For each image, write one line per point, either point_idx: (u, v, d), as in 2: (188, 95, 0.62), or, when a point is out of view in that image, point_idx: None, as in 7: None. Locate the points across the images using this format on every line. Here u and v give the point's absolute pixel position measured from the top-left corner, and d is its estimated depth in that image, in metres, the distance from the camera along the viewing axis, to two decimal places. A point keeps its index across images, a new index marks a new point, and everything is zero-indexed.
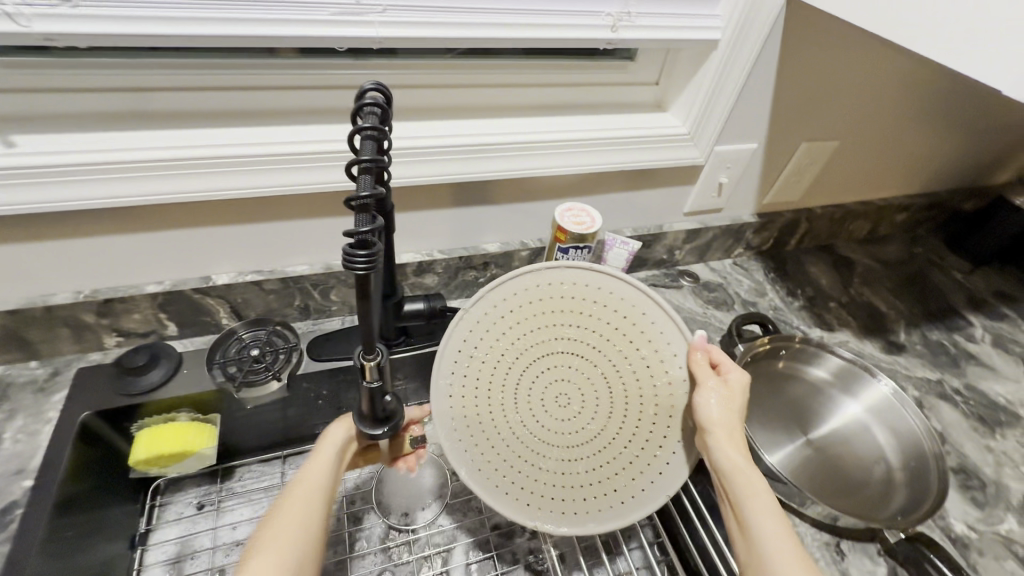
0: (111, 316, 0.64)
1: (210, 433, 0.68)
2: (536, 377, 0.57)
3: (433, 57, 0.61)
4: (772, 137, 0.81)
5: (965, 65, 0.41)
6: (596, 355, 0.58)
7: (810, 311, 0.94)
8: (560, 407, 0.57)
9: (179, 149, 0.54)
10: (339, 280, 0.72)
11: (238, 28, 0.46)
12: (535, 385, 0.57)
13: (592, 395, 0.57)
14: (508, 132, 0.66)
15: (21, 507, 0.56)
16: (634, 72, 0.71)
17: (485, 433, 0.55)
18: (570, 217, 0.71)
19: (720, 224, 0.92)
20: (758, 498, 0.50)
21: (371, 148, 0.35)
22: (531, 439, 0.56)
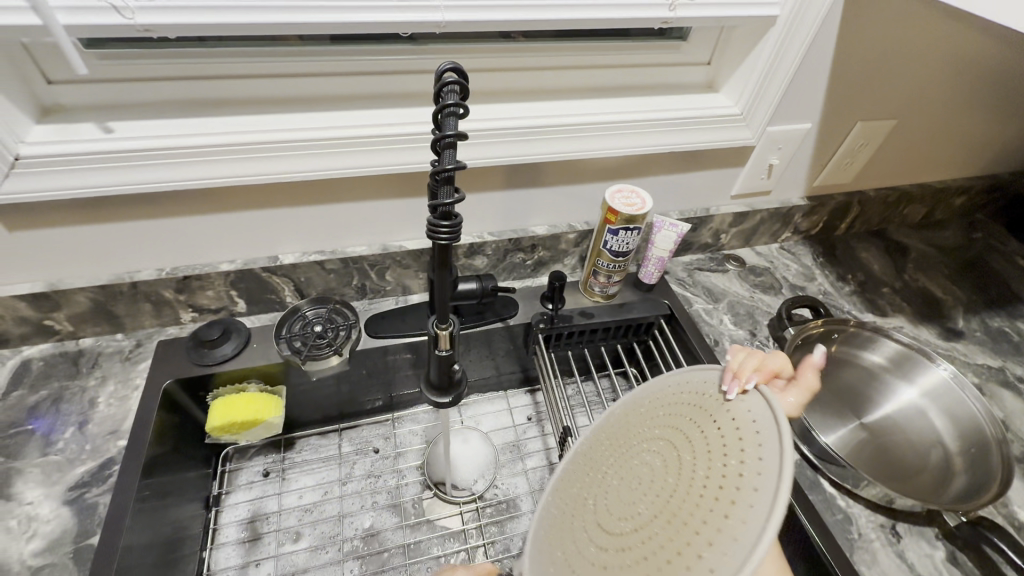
0: (188, 292, 0.69)
1: (278, 402, 0.72)
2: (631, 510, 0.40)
3: (490, 41, 0.63)
4: (827, 115, 0.79)
5: None
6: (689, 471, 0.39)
7: (862, 297, 0.92)
8: (638, 497, 0.41)
9: (256, 133, 0.57)
10: (395, 261, 0.75)
11: (315, 15, 0.49)
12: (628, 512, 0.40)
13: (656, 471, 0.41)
14: (561, 113, 0.67)
15: (117, 464, 0.61)
16: (686, 52, 0.71)
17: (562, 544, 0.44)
18: (621, 199, 0.72)
19: (768, 207, 0.91)
20: None
21: (452, 125, 0.37)
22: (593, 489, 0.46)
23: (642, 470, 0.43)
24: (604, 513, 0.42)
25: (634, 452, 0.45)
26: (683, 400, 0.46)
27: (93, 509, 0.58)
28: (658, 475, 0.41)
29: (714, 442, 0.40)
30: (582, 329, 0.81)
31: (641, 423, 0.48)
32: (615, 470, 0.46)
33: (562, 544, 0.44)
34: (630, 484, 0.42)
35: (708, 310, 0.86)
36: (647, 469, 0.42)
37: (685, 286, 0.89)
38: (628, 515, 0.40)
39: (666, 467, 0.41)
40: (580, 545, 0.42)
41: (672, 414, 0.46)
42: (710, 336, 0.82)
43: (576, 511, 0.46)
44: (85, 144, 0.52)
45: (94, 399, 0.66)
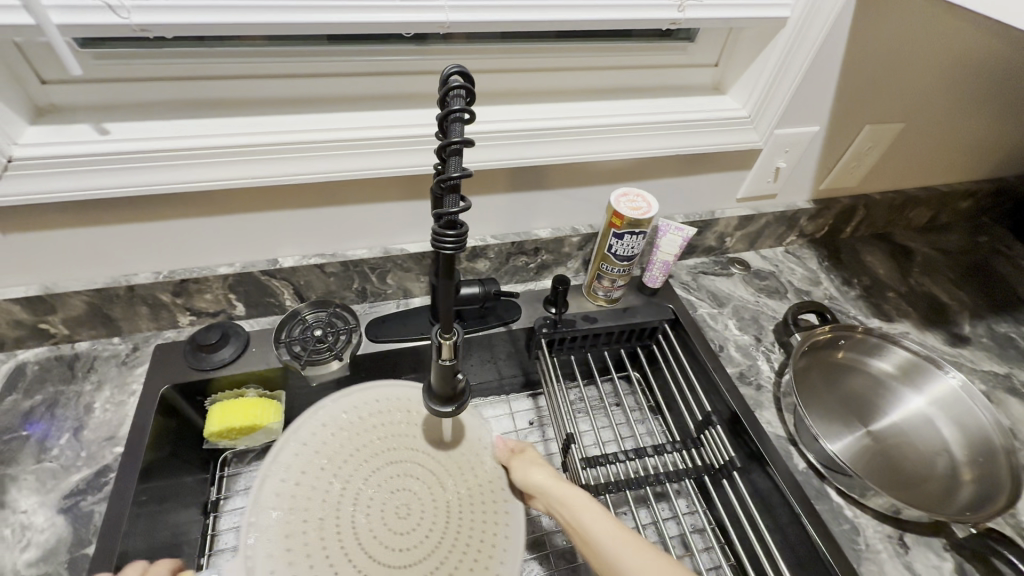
0: (186, 296, 0.68)
1: (277, 408, 0.71)
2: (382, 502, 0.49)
3: (494, 42, 0.62)
4: (834, 118, 0.78)
5: None
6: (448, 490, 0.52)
7: (867, 301, 0.91)
8: (403, 516, 0.49)
9: (255, 134, 0.56)
10: (396, 264, 0.74)
11: (317, 16, 0.48)
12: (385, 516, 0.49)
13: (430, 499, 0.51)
14: (565, 115, 0.66)
15: (114, 471, 0.60)
16: (694, 54, 0.70)
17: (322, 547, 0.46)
18: (626, 203, 0.70)
19: (774, 211, 0.90)
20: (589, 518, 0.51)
21: (458, 131, 0.36)
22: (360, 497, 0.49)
23: (401, 491, 0.50)
24: (371, 528, 0.48)
25: (394, 449, 0.52)
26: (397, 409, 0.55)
27: (90, 517, 0.57)
28: (414, 504, 0.50)
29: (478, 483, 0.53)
30: (585, 334, 0.80)
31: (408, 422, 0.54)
32: (376, 461, 0.51)
33: (309, 534, 0.46)
34: (399, 502, 0.50)
35: (713, 315, 0.85)
36: (407, 498, 0.50)
37: (690, 289, 0.88)
38: (387, 522, 0.48)
39: (425, 493, 0.51)
40: (318, 562, 0.45)
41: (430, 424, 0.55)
42: (715, 341, 0.81)
43: (337, 505, 0.48)
44: (79, 146, 0.51)
45: (91, 404, 0.65)
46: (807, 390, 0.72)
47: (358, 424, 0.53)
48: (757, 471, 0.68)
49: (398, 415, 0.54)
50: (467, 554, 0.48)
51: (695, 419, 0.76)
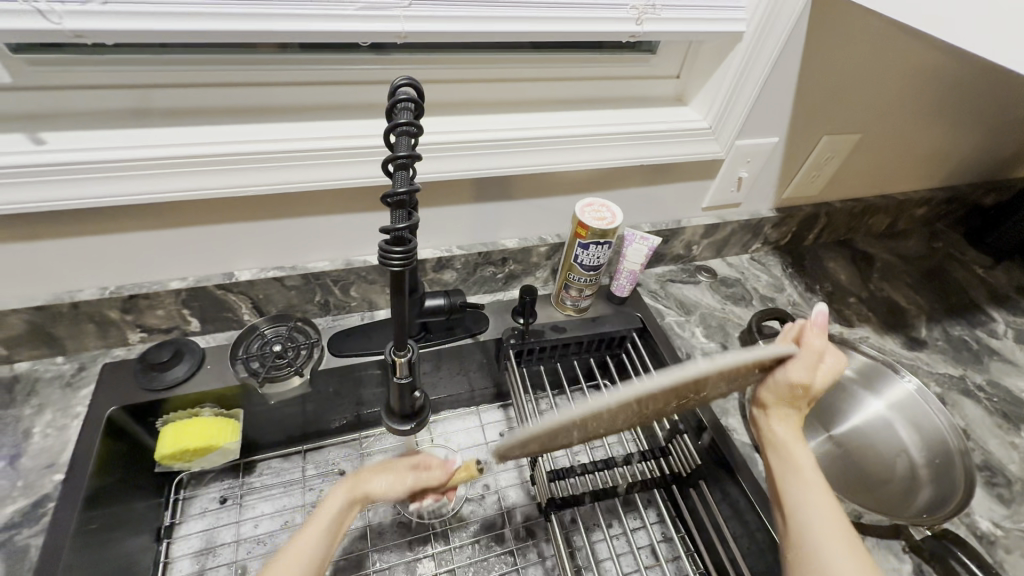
0: (136, 312, 0.65)
1: (234, 427, 0.69)
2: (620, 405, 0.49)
3: (455, 52, 0.61)
4: (793, 129, 0.80)
5: (994, 51, 0.40)
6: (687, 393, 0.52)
7: (829, 307, 0.93)
8: (616, 412, 0.50)
9: (204, 144, 0.53)
10: (360, 276, 0.72)
11: (266, 24, 0.46)
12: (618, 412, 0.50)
13: (674, 403, 0.50)
14: (528, 125, 0.66)
15: (52, 501, 0.57)
16: (656, 66, 0.70)
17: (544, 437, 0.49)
18: (591, 213, 0.70)
19: (738, 219, 0.91)
20: (810, 511, 0.52)
21: (406, 145, 0.35)
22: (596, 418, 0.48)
23: (633, 406, 0.50)
24: (587, 427, 0.51)
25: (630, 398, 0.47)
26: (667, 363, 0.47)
27: (24, 552, 0.53)
28: (670, 407, 0.53)
29: (700, 380, 0.52)
30: (553, 344, 0.79)
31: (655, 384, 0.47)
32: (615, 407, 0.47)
33: (527, 445, 0.50)
34: (633, 407, 0.49)
35: (680, 323, 0.85)
36: (641, 407, 0.53)
37: (658, 298, 0.88)
38: (597, 419, 0.50)
39: (655, 402, 0.53)
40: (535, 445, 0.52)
41: (650, 385, 0.47)
42: (682, 348, 0.82)
43: (563, 425, 0.47)
44: (11, 157, 0.48)
45: (30, 430, 0.61)
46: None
47: (616, 401, 0.46)
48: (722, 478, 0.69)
49: (640, 387, 0.47)
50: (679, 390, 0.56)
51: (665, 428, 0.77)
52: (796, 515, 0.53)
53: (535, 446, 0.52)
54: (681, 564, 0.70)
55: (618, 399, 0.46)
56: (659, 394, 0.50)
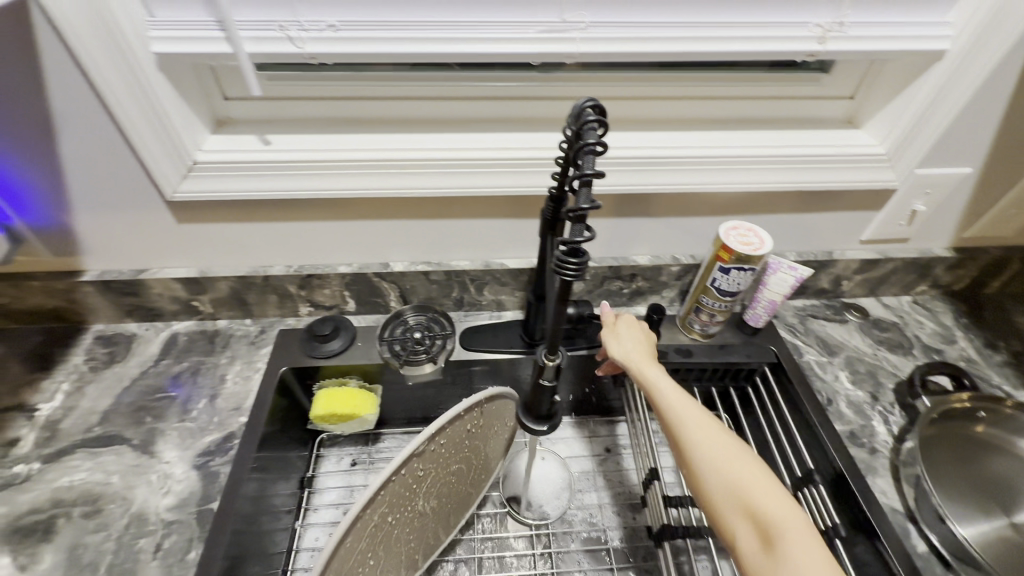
0: (309, 289, 0.76)
1: (373, 400, 0.76)
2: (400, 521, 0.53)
3: (616, 70, 0.63)
4: (992, 159, 0.69)
5: None
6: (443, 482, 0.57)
7: (1016, 369, 0.79)
8: (429, 507, 0.57)
9: (389, 150, 0.61)
10: (494, 277, 0.77)
11: (458, 46, 0.52)
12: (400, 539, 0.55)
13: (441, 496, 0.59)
14: (680, 144, 0.65)
15: (237, 438, 0.68)
16: (826, 85, 0.66)
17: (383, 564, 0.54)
18: (736, 236, 0.68)
19: (904, 256, 0.81)
20: (710, 439, 0.48)
21: (591, 164, 0.37)
22: (387, 532, 0.52)
23: (436, 494, 0.57)
24: (401, 529, 0.54)
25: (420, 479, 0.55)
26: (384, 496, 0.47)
27: (215, 476, 0.64)
28: (439, 499, 0.58)
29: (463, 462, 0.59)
30: (676, 366, 0.77)
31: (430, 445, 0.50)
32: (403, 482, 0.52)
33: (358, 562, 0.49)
34: (417, 515, 0.56)
35: (821, 363, 0.78)
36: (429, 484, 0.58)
37: (796, 333, 0.82)
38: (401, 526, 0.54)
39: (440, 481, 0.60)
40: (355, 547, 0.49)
41: (423, 465, 0.51)
42: (822, 392, 0.75)
43: (369, 547, 0.50)
44: (250, 155, 0.59)
45: (224, 376, 0.74)
46: (929, 459, 0.64)
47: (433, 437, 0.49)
48: (862, 546, 0.62)
49: (473, 417, 0.54)
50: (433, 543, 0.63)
51: (793, 475, 0.69)
52: (693, 450, 0.48)
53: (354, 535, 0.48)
54: None
55: (382, 505, 0.48)
56: (443, 479, 0.56)
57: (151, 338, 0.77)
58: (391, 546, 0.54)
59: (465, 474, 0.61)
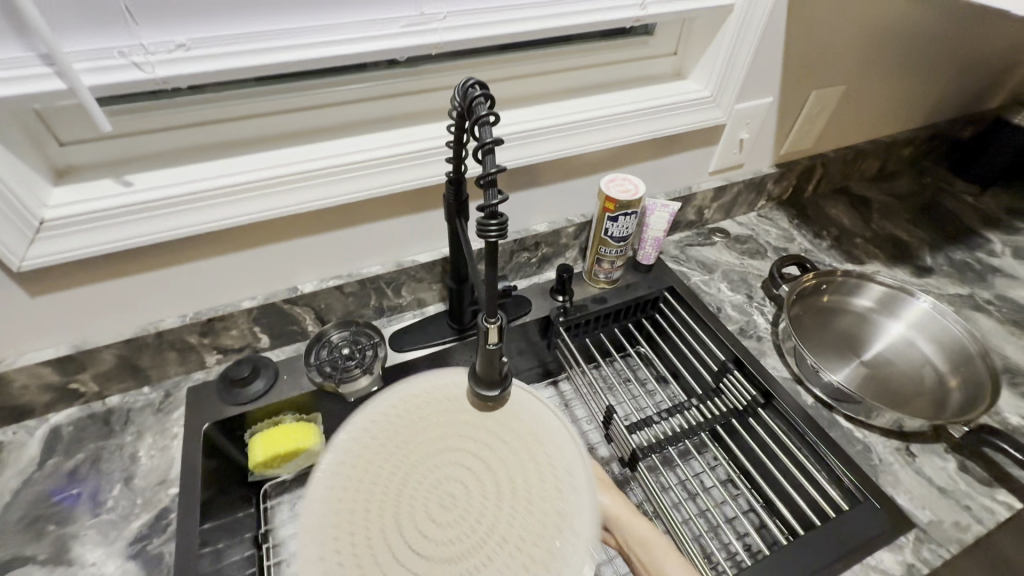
0: (213, 335, 0.70)
1: (315, 430, 0.73)
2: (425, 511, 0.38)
3: (477, 56, 0.67)
4: (784, 88, 0.87)
5: None
6: (489, 451, 0.42)
7: (838, 249, 1.00)
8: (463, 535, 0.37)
9: (272, 167, 0.59)
10: (409, 275, 0.78)
11: (325, 51, 0.52)
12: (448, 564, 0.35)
13: (487, 509, 0.38)
14: (550, 115, 0.72)
15: (172, 513, 0.61)
16: (654, 46, 0.77)
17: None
18: (616, 187, 0.76)
19: (742, 178, 0.98)
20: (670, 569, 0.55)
21: (489, 133, 0.40)
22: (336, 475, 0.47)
23: (462, 496, 0.39)
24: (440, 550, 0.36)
25: (421, 490, 0.39)
26: (430, 433, 0.43)
27: (158, 560, 0.57)
28: (492, 501, 0.39)
29: (518, 453, 0.42)
30: (596, 315, 0.86)
31: (415, 427, 0.43)
32: (402, 474, 0.40)
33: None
34: (468, 516, 0.38)
35: (705, 281, 0.91)
36: (448, 496, 0.39)
37: (680, 262, 0.95)
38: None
39: (475, 491, 0.39)
40: (342, 525, 0.37)
41: (421, 418, 0.44)
42: (711, 303, 0.88)
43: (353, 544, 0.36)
44: (107, 201, 0.53)
45: (135, 454, 0.65)
46: (799, 331, 0.80)
47: (392, 415, 0.44)
48: (774, 412, 0.74)
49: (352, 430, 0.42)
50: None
51: (712, 370, 0.80)
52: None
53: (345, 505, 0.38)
54: (743, 502, 0.72)
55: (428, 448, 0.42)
56: (456, 445, 0.42)
57: (25, 440, 0.65)
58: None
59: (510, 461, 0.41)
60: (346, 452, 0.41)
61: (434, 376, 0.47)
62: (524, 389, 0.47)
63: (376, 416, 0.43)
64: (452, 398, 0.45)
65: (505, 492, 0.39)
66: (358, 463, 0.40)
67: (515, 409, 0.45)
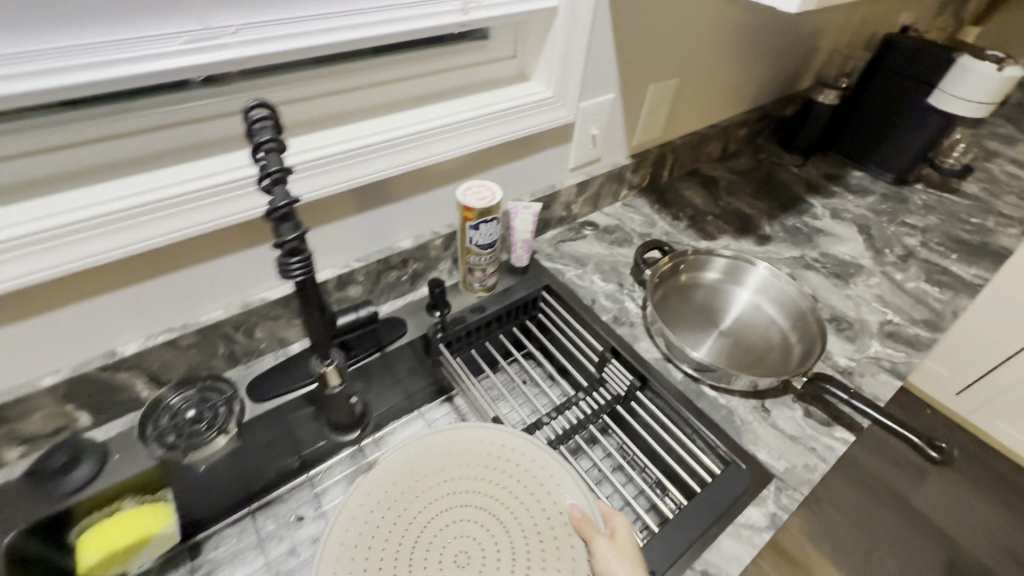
0: (7, 425, 0.57)
1: (166, 510, 0.63)
2: (443, 554, 0.51)
3: (297, 70, 0.62)
4: (624, 84, 0.91)
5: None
6: (498, 484, 0.56)
7: (694, 229, 1.07)
8: (479, 567, 0.50)
9: (46, 218, 0.49)
10: (260, 315, 0.70)
11: (82, 76, 0.44)
12: None
13: (505, 550, 0.51)
14: (391, 128, 0.68)
15: None
16: (492, 49, 0.77)
17: None
18: (473, 195, 0.75)
19: (602, 172, 1.01)
20: None
21: (275, 163, 0.40)
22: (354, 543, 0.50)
23: (481, 541, 0.52)
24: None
25: (442, 523, 0.53)
26: (426, 462, 0.57)
27: None
28: (509, 553, 0.51)
29: (520, 492, 0.55)
30: (476, 325, 0.84)
31: (416, 484, 0.55)
32: (420, 506, 0.54)
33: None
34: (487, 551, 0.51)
35: (579, 275, 0.94)
36: (466, 543, 0.52)
37: (555, 259, 0.96)
38: None
39: (493, 532, 0.52)
40: (368, 561, 0.50)
41: (416, 459, 0.57)
42: (587, 297, 0.90)
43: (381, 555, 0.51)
44: None
45: None
46: (664, 315, 0.84)
47: (405, 463, 0.57)
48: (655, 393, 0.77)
49: (366, 488, 0.54)
50: None
51: (593, 361, 0.83)
52: None
53: (363, 534, 0.51)
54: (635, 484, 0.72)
55: (410, 486, 0.55)
56: (441, 477, 0.56)
57: None
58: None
59: (527, 513, 0.53)
60: (366, 492, 0.54)
61: (459, 429, 0.60)
62: (507, 463, 0.57)
63: (379, 468, 0.56)
64: (452, 452, 0.58)
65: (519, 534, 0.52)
66: (375, 501, 0.53)
67: (516, 463, 0.57)
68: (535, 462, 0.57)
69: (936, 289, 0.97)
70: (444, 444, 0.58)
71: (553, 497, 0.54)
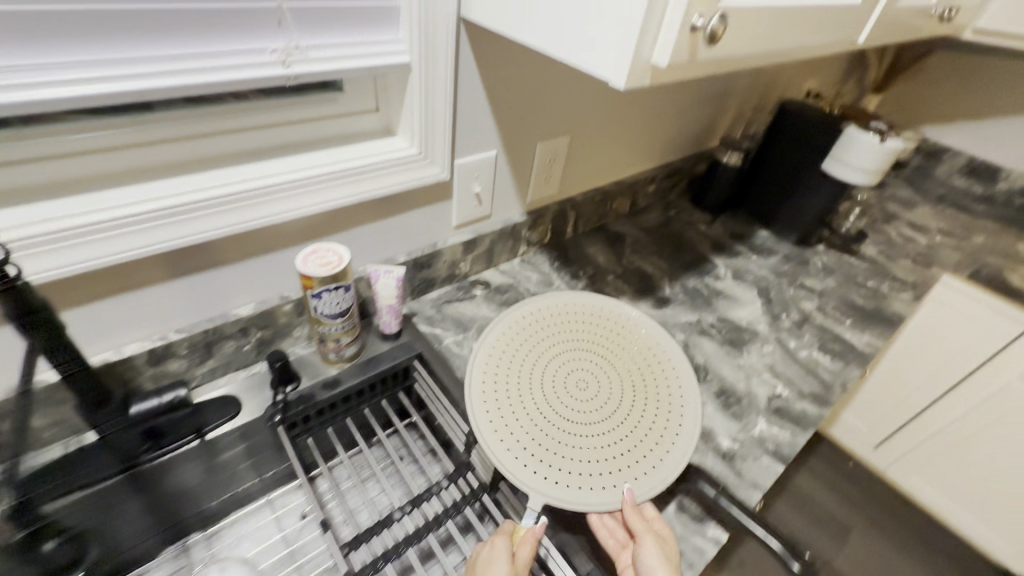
0: None
1: None
2: (562, 374, 0.79)
3: (78, 118, 0.52)
4: (507, 142, 0.87)
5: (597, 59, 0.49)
6: (614, 345, 0.85)
7: (592, 289, 1.03)
8: (596, 404, 0.76)
9: None
10: (35, 401, 0.58)
11: None
12: (575, 408, 0.75)
13: (605, 378, 0.80)
14: (209, 186, 0.59)
15: None
16: (349, 102, 0.70)
17: (529, 433, 0.70)
18: (314, 260, 0.67)
19: (492, 229, 0.96)
20: None
21: None
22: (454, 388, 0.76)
23: (583, 377, 0.79)
24: (571, 405, 0.75)
25: (557, 363, 0.81)
26: (546, 321, 0.86)
27: None
28: (623, 384, 0.79)
29: (625, 355, 0.84)
30: (327, 403, 0.74)
31: (531, 335, 0.84)
32: (537, 352, 0.82)
33: (513, 405, 0.73)
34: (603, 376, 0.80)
35: (459, 341, 0.86)
36: (585, 377, 0.79)
37: (434, 322, 0.89)
38: (571, 416, 0.74)
39: (599, 377, 0.80)
40: (498, 383, 0.76)
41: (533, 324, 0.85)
42: (461, 368, 0.82)
43: (528, 393, 0.76)
44: None
45: None
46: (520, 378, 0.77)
47: (519, 326, 0.84)
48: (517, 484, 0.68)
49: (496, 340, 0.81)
50: (649, 440, 0.72)
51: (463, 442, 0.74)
52: None
53: (496, 372, 0.77)
54: None
55: (513, 342, 0.82)
56: (567, 333, 0.85)
57: None
58: (545, 402, 0.75)
59: (639, 362, 0.83)
60: (488, 348, 0.80)
61: (553, 304, 0.89)
62: (605, 323, 0.89)
63: (509, 323, 0.84)
64: (566, 316, 0.88)
65: (623, 387, 0.79)
66: (493, 351, 0.80)
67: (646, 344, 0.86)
68: (645, 331, 0.88)
69: (828, 358, 0.95)
70: (554, 310, 0.89)
71: (668, 363, 0.83)
